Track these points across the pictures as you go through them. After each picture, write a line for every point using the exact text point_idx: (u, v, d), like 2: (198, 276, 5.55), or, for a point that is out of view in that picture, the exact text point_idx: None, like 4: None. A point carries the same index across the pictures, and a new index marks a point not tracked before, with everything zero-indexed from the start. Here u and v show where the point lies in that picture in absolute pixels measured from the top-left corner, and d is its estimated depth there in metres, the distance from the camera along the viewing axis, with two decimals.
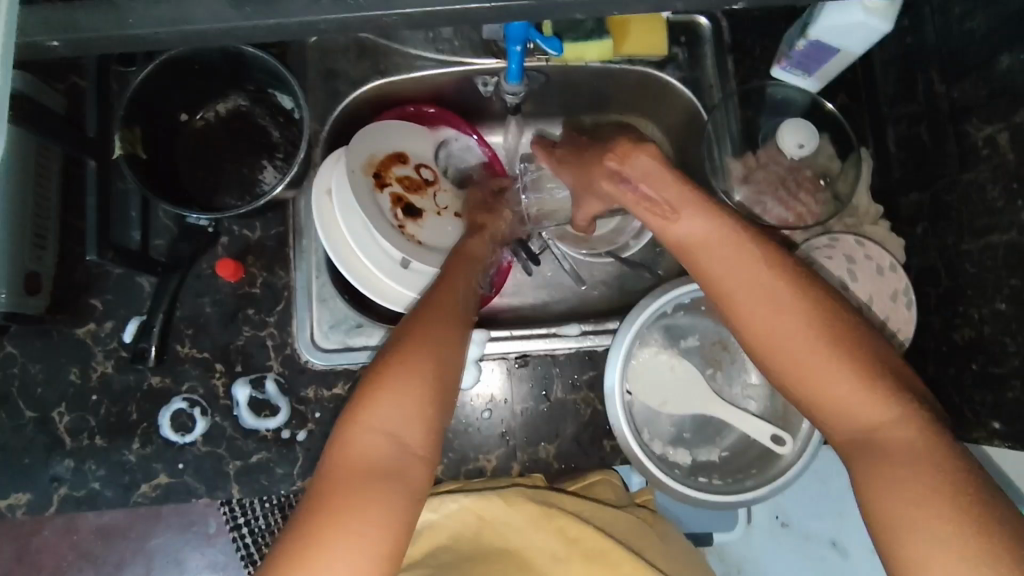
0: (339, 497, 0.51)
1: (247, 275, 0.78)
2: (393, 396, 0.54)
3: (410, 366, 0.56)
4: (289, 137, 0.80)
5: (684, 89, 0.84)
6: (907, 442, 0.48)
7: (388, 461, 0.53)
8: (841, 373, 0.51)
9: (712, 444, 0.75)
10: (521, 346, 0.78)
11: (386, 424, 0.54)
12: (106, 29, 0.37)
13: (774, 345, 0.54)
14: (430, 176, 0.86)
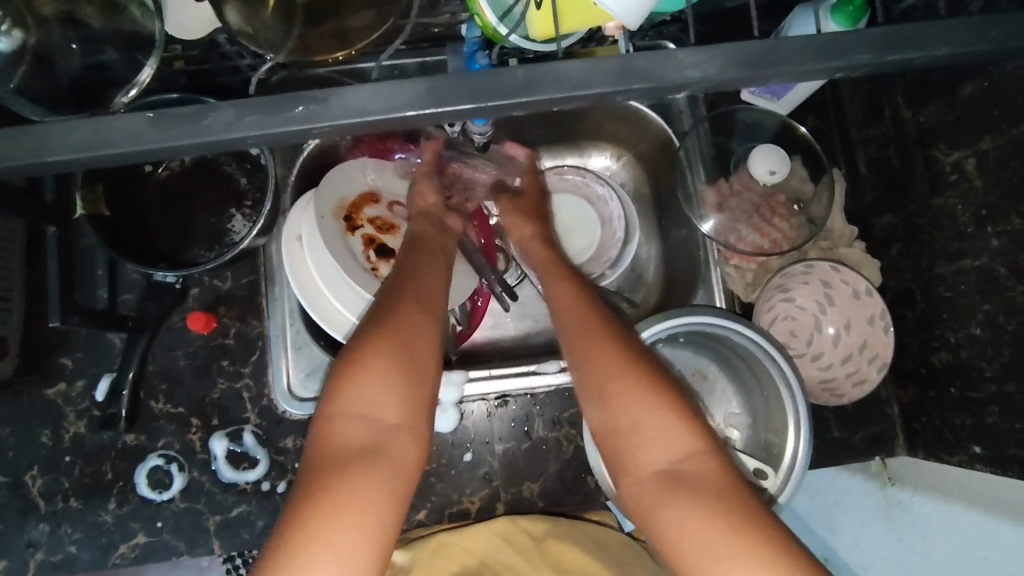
0: (331, 462, 0.51)
1: (220, 325, 0.77)
2: (369, 369, 0.54)
3: (386, 344, 0.56)
4: (257, 184, 0.79)
5: (654, 116, 0.84)
6: (723, 483, 0.51)
7: (366, 441, 0.53)
8: (669, 424, 0.54)
9: None
10: (500, 387, 0.77)
11: (364, 407, 0.54)
12: (20, 156, 0.35)
13: (603, 388, 0.57)
14: (403, 214, 0.85)
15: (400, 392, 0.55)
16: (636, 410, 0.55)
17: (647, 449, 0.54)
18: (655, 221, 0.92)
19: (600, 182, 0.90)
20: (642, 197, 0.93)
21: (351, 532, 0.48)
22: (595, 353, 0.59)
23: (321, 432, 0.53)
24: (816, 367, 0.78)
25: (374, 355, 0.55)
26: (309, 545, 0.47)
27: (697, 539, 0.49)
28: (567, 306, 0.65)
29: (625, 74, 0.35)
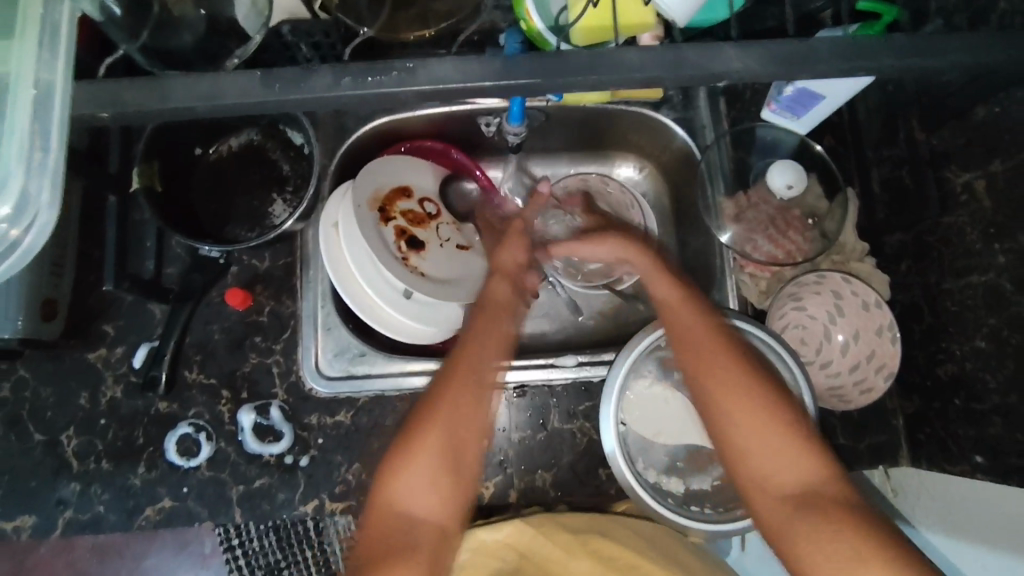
0: (378, 538, 0.59)
1: (255, 303, 0.81)
2: (411, 458, 0.62)
3: (427, 438, 0.62)
4: (299, 171, 0.84)
5: (677, 129, 0.88)
6: (842, 496, 0.57)
7: (406, 526, 0.60)
8: (795, 454, 0.60)
9: (705, 474, 0.78)
10: (519, 377, 0.80)
11: (406, 494, 0.61)
12: (147, 102, 0.41)
13: (734, 425, 0.62)
14: (434, 210, 0.90)
15: (436, 475, 0.62)
16: (760, 438, 0.61)
17: (772, 470, 0.60)
18: (673, 231, 0.96)
19: (623, 189, 0.94)
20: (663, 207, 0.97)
21: None
22: (727, 373, 0.64)
23: (376, 509, 0.61)
24: (824, 374, 0.81)
25: (417, 443, 0.62)
26: None
27: (825, 548, 0.55)
28: (697, 329, 0.67)
29: (677, 64, 0.40)
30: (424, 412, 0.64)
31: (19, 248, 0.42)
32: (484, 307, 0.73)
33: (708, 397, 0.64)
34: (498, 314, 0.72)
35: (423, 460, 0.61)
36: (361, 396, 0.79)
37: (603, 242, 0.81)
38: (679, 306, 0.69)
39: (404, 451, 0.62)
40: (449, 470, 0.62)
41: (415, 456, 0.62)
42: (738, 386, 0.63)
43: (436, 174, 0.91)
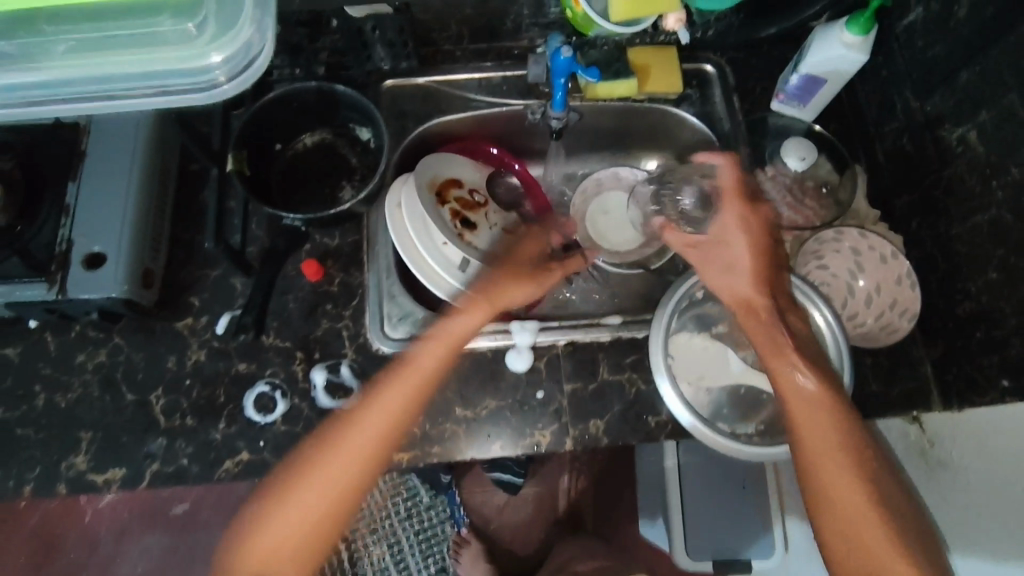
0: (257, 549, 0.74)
1: (327, 275, 0.90)
2: (308, 478, 0.76)
3: (338, 449, 0.77)
4: (365, 162, 0.94)
5: (697, 121, 0.99)
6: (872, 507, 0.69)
7: (280, 532, 0.74)
8: (850, 476, 0.70)
9: (749, 418, 0.82)
10: (569, 335, 0.88)
11: (295, 508, 0.75)
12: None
13: (811, 436, 0.72)
14: (482, 200, 1.00)
15: (329, 490, 0.75)
16: (827, 456, 0.71)
17: (833, 483, 0.70)
18: None
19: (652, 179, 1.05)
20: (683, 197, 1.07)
21: None
22: (802, 396, 0.73)
23: (263, 524, 0.75)
24: (851, 325, 0.87)
25: (332, 456, 0.76)
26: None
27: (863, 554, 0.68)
28: (768, 350, 0.76)
29: None
30: (307, 450, 0.77)
31: (253, 66, 0.57)
32: (427, 341, 0.83)
33: (798, 414, 0.72)
34: (442, 347, 0.82)
35: (315, 486, 0.76)
36: None
37: (735, 264, 0.81)
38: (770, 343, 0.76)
39: (313, 463, 0.77)
40: (344, 489, 0.76)
41: (308, 482, 0.76)
42: (830, 430, 0.71)
43: (483, 170, 1.01)
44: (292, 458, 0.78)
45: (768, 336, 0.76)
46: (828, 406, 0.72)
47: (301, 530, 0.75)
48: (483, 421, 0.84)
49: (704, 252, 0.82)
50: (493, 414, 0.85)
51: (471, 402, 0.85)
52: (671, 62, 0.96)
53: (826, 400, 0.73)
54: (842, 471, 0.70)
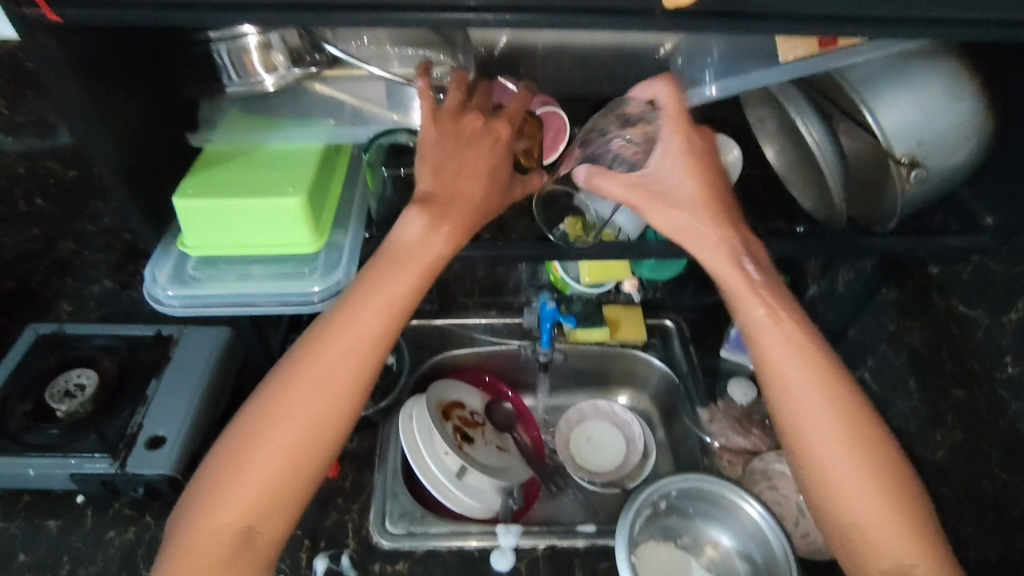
0: (216, 512, 0.61)
1: (342, 472, 1.04)
2: (278, 408, 0.63)
3: (306, 374, 0.64)
4: (387, 381, 1.16)
5: (659, 363, 1.22)
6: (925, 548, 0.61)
7: (265, 478, 0.61)
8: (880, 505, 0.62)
9: None
10: (548, 540, 0.97)
11: (277, 436, 0.62)
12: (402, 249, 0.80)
13: (819, 465, 0.64)
14: (479, 419, 1.17)
15: (287, 441, 0.62)
16: (857, 480, 0.63)
17: (859, 525, 0.63)
18: (667, 445, 1.22)
19: (624, 411, 1.23)
20: (653, 425, 1.25)
21: (245, 503, 0.61)
22: (825, 412, 0.64)
23: (229, 470, 0.62)
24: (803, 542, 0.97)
25: (296, 373, 0.64)
26: (218, 519, 0.61)
27: None
28: (776, 350, 0.66)
29: None
30: (253, 408, 0.64)
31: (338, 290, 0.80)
32: (386, 254, 0.67)
33: (796, 427, 0.65)
34: (392, 265, 0.67)
35: (263, 454, 0.62)
36: (418, 550, 0.96)
37: (694, 203, 0.67)
38: (827, 424, 0.64)
39: (289, 376, 0.64)
40: (286, 463, 0.62)
41: (258, 446, 0.62)
42: (855, 473, 0.63)
43: (479, 394, 1.21)
44: (237, 423, 0.64)
45: (816, 368, 0.65)
46: (861, 424, 0.65)
47: (239, 534, 0.61)
48: None
49: (651, 198, 0.67)
50: None
51: None
52: (637, 317, 1.23)
53: (851, 411, 0.65)
54: (872, 504, 0.62)
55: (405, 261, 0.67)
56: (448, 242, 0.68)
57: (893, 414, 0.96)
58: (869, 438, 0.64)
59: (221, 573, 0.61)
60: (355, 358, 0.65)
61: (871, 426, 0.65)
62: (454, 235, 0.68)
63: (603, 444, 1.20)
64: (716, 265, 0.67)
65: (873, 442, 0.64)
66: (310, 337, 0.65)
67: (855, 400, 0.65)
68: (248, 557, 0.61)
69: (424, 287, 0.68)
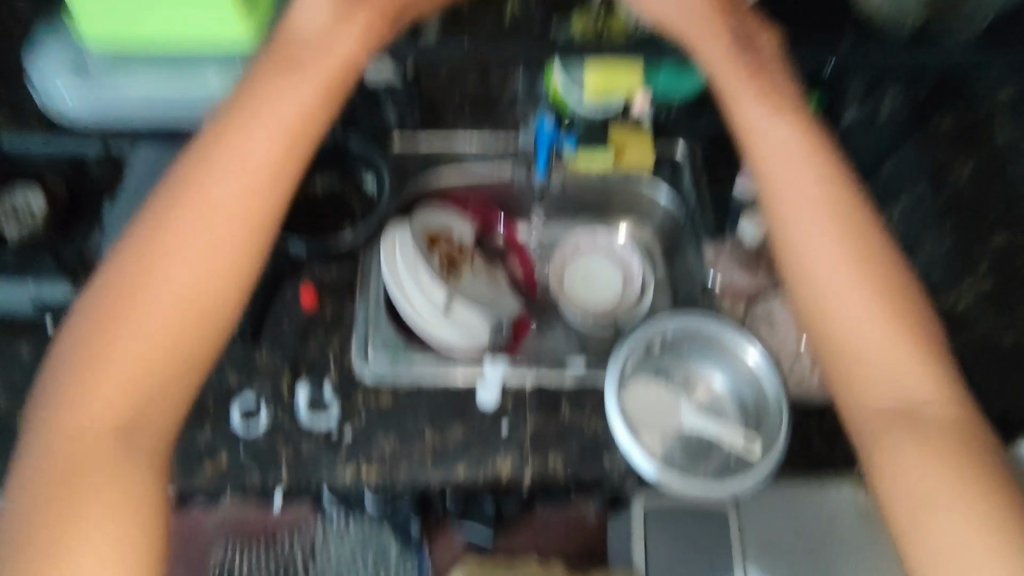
0: (106, 349, 0.58)
1: (322, 304, 0.99)
2: (160, 248, 0.61)
3: (180, 221, 0.62)
4: (367, 208, 1.06)
5: (667, 195, 1.11)
6: (949, 424, 0.60)
7: (142, 328, 0.59)
8: (916, 383, 0.61)
9: (699, 464, 0.89)
10: (536, 376, 0.96)
11: (163, 278, 0.61)
12: None
13: (846, 335, 0.64)
14: (468, 250, 1.11)
15: (172, 291, 0.60)
16: (887, 358, 0.62)
17: (878, 396, 0.62)
18: (667, 281, 1.16)
19: (626, 246, 1.17)
20: (655, 261, 1.18)
21: (123, 343, 0.58)
22: (859, 287, 0.65)
23: (115, 301, 0.60)
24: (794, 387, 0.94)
25: (176, 219, 0.62)
26: (102, 356, 0.58)
27: (923, 475, 0.59)
28: (804, 209, 0.68)
29: None
30: (117, 273, 0.61)
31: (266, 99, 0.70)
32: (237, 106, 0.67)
33: (834, 297, 0.65)
34: (248, 120, 0.66)
35: (143, 302, 0.60)
36: (403, 382, 0.95)
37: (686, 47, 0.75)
38: (838, 275, 0.66)
39: (171, 224, 0.62)
40: (168, 315, 0.60)
41: (141, 298, 0.60)
42: (876, 347, 0.63)
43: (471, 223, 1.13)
44: (90, 299, 0.61)
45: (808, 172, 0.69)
46: (888, 301, 0.64)
47: (113, 432, 0.57)
48: (449, 448, 0.90)
49: None
50: (458, 441, 0.90)
51: (441, 428, 0.91)
52: (647, 140, 1.09)
53: (883, 286, 0.65)
54: (921, 381, 0.62)
55: (273, 110, 0.66)
56: (318, 92, 0.68)
57: (920, 259, 0.88)
58: (911, 319, 0.64)
59: (103, 448, 0.56)
60: (247, 205, 0.64)
61: (909, 306, 0.65)
62: (320, 86, 0.68)
63: (597, 279, 1.15)
64: (748, 131, 0.72)
65: (913, 322, 0.64)
66: (180, 184, 0.63)
67: (837, 200, 0.68)
68: (132, 441, 0.57)
69: (290, 153, 0.66)
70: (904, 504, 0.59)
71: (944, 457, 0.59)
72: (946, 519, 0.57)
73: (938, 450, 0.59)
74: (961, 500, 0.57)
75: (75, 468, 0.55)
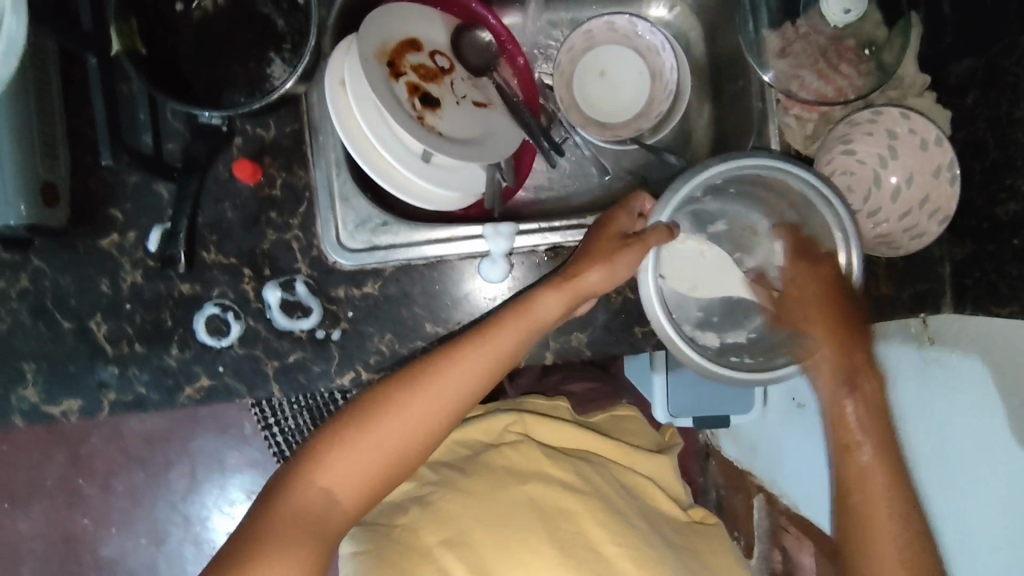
0: (362, 425, 0.64)
1: (266, 176, 0.77)
2: (429, 384, 0.66)
3: (454, 364, 0.67)
4: (295, 25, 0.76)
5: None
6: (900, 509, 0.68)
7: (391, 444, 0.64)
8: (877, 462, 0.70)
9: (740, 328, 0.76)
10: (551, 239, 0.79)
11: (411, 413, 0.65)
12: None
13: (839, 392, 0.72)
14: (445, 64, 0.83)
15: (416, 424, 0.65)
16: (856, 434, 0.71)
17: (859, 465, 0.70)
18: (708, 77, 0.90)
19: (652, 31, 0.86)
20: (691, 48, 0.90)
21: (373, 442, 0.64)
22: (829, 355, 0.72)
23: (395, 402, 0.65)
24: (872, 223, 0.76)
25: (461, 349, 0.68)
26: (357, 438, 0.64)
27: (883, 548, 0.67)
28: (794, 276, 0.74)
29: None
30: (358, 408, 0.66)
31: None
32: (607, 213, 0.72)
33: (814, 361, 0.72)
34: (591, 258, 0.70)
35: (391, 432, 0.64)
36: (387, 266, 0.77)
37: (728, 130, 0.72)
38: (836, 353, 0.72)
39: (454, 347, 0.68)
40: (395, 449, 0.65)
41: (386, 427, 0.64)
42: (858, 419, 0.71)
43: (445, 20, 0.83)
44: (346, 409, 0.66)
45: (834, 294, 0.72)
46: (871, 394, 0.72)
47: (336, 489, 0.63)
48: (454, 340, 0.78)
49: None
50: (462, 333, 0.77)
51: (441, 317, 0.78)
52: None
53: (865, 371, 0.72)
54: (883, 468, 0.69)
55: (537, 315, 0.69)
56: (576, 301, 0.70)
57: None
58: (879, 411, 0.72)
59: (324, 499, 0.63)
60: (488, 362, 0.68)
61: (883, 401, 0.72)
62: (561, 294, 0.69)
63: (612, 81, 0.89)
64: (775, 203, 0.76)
65: (881, 417, 0.71)
66: (509, 308, 0.70)
67: (805, 284, 0.73)
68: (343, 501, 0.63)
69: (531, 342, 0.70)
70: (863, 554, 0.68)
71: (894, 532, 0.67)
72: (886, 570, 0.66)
73: (882, 512, 0.68)
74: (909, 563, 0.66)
75: (294, 520, 0.61)
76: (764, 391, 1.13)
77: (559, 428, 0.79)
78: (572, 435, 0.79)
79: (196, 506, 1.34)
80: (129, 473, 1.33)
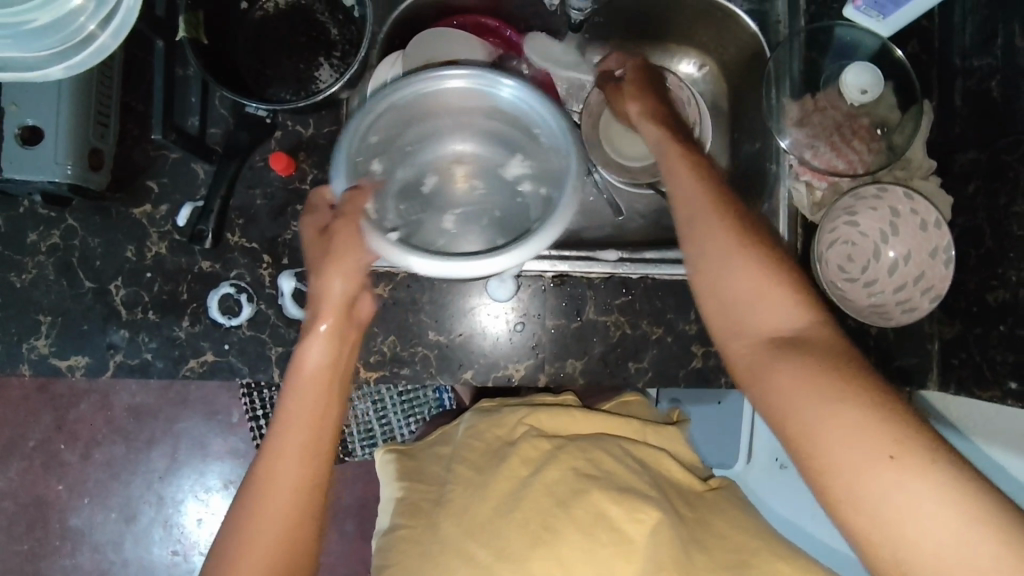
0: (255, 498, 0.56)
1: (298, 170, 0.81)
2: (287, 434, 0.58)
3: (304, 385, 0.60)
4: (347, 36, 0.81)
5: (749, 21, 0.83)
6: (886, 424, 0.46)
7: (281, 494, 0.56)
8: (831, 401, 0.47)
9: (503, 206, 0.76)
10: (560, 267, 0.80)
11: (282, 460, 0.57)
12: None
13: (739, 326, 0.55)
14: None
15: (301, 461, 0.58)
16: (778, 367, 0.51)
17: (798, 403, 0.49)
18: (727, 134, 0.94)
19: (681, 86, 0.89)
20: (716, 105, 0.95)
21: (266, 512, 0.56)
22: (739, 275, 0.55)
23: (262, 463, 0.57)
24: (866, 293, 0.80)
25: (300, 371, 0.60)
26: (252, 517, 0.56)
27: (870, 471, 0.45)
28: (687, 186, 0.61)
29: None
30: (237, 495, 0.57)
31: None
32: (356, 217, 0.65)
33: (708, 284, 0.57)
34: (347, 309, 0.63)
35: (272, 492, 0.56)
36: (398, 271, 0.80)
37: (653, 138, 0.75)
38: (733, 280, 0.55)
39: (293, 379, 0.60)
40: (291, 499, 0.57)
41: (266, 493, 0.56)
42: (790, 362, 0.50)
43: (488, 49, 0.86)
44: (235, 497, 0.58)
45: (702, 183, 0.61)
46: (793, 304, 0.53)
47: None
48: (455, 351, 0.81)
49: None
50: (460, 346, 0.80)
51: (445, 327, 0.80)
52: None
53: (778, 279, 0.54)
54: (827, 398, 0.48)
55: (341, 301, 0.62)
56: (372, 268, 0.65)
57: None
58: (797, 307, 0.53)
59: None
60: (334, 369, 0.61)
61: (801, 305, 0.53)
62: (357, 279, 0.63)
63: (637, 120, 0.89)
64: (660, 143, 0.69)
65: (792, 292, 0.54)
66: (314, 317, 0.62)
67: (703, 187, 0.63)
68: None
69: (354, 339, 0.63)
70: (871, 527, 0.44)
71: (890, 456, 0.45)
72: (929, 526, 0.43)
73: (851, 432, 0.46)
74: (947, 504, 0.43)
75: None
76: (749, 446, 1.12)
77: (568, 417, 0.77)
78: (585, 419, 0.77)
79: (172, 489, 1.35)
80: (111, 445, 1.34)
